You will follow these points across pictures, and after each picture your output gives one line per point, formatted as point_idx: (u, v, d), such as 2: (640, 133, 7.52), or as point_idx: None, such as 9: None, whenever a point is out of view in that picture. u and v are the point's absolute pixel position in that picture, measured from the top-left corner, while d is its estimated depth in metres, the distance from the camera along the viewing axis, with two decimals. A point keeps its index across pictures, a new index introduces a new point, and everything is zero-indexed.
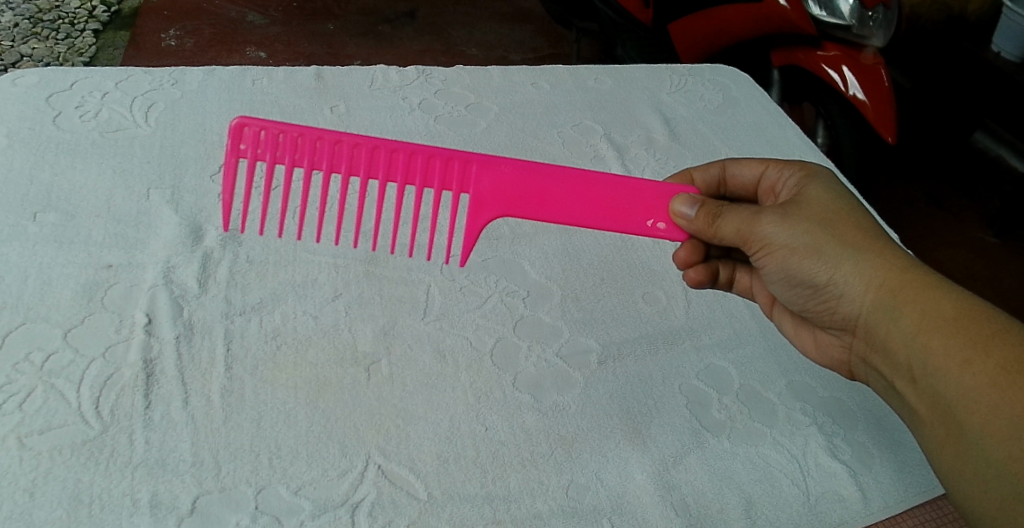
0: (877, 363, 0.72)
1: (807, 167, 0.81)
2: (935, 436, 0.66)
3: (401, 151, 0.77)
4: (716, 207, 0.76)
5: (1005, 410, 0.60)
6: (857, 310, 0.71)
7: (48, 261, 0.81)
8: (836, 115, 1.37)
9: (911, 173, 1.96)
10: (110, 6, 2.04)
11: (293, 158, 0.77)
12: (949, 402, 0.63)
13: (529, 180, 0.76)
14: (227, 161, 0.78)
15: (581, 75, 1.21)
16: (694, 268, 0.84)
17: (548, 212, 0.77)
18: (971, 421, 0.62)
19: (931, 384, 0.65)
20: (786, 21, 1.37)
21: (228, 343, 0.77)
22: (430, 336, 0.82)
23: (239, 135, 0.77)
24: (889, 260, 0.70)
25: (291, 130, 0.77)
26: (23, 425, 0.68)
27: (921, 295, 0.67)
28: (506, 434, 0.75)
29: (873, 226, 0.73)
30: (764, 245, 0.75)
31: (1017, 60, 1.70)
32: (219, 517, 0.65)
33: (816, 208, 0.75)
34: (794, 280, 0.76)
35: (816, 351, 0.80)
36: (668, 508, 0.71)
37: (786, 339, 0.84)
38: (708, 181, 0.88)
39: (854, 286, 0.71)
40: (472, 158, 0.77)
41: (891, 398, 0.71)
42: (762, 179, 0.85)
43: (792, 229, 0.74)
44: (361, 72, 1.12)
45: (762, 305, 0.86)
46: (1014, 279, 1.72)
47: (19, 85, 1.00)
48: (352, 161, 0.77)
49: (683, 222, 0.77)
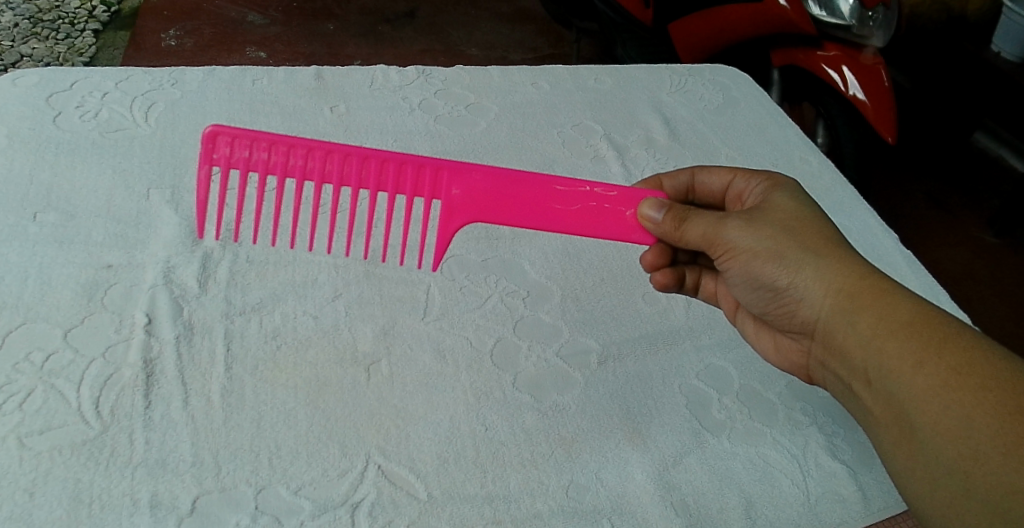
0: (834, 366, 0.72)
1: (774, 177, 0.81)
2: (890, 436, 0.65)
3: (373, 158, 0.77)
4: (683, 210, 0.76)
5: (955, 410, 0.60)
6: (816, 314, 0.72)
7: (48, 261, 0.81)
8: (835, 115, 1.37)
9: (910, 173, 1.96)
10: (111, 6, 2.04)
11: (267, 166, 0.77)
12: (902, 402, 0.63)
13: (502, 186, 0.77)
14: (200, 169, 0.78)
15: (581, 75, 1.21)
16: (660, 272, 0.85)
17: (520, 217, 0.77)
18: (923, 420, 0.62)
19: (885, 386, 0.65)
20: (785, 21, 1.37)
21: (228, 343, 0.77)
22: (430, 336, 0.82)
23: (212, 143, 0.78)
24: (848, 265, 0.70)
25: (263, 139, 0.77)
26: (23, 425, 0.68)
27: (877, 299, 0.67)
28: (506, 435, 0.75)
29: (834, 234, 0.73)
30: (728, 248, 0.76)
31: (1017, 60, 1.71)
32: (219, 517, 0.65)
33: (780, 214, 0.75)
34: (756, 283, 0.76)
35: (776, 355, 0.80)
36: (668, 508, 0.71)
37: (748, 342, 0.84)
38: (677, 188, 0.88)
39: (813, 290, 0.71)
40: (443, 165, 0.77)
41: (849, 402, 0.71)
42: (729, 187, 0.85)
43: (755, 234, 0.74)
44: (361, 72, 1.12)
45: (726, 310, 0.86)
46: (1014, 279, 1.72)
47: (19, 85, 1.00)
48: (325, 170, 0.77)
49: (651, 226, 0.77)
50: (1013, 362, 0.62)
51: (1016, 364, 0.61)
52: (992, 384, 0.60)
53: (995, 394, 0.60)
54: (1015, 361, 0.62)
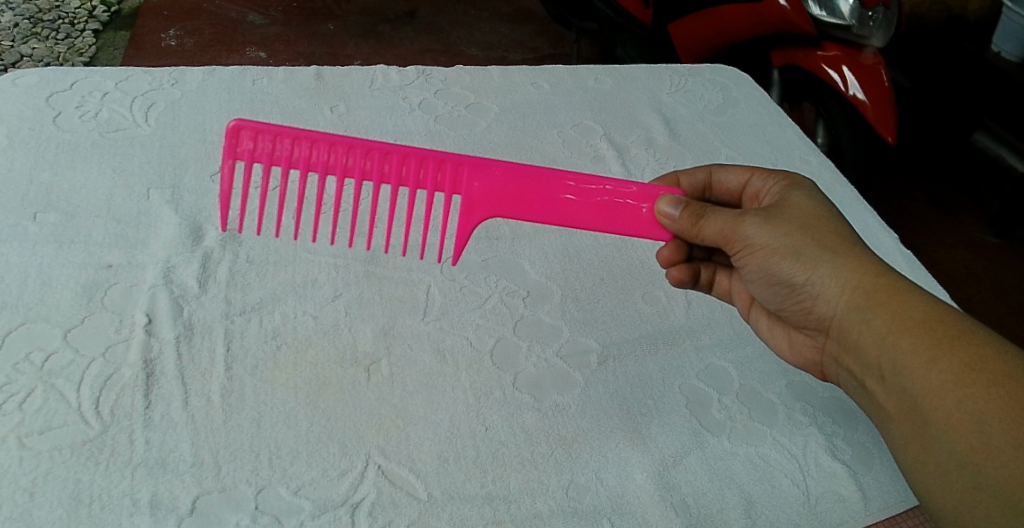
0: (848, 363, 0.72)
1: (792, 177, 0.81)
2: (902, 431, 0.66)
3: (394, 154, 0.77)
4: (700, 207, 0.76)
5: (967, 404, 0.60)
6: (831, 311, 0.72)
7: (48, 261, 0.81)
8: (836, 115, 1.37)
9: (910, 173, 1.96)
10: (110, 6, 2.04)
11: (290, 161, 0.77)
12: (915, 398, 0.63)
13: (523, 182, 0.77)
14: (224, 162, 0.78)
15: (581, 75, 1.21)
16: (676, 267, 0.85)
17: (539, 212, 0.77)
18: (935, 416, 0.62)
19: (899, 382, 0.65)
20: (786, 21, 1.37)
21: (228, 343, 0.77)
22: (430, 336, 0.81)
23: (235, 138, 0.77)
24: (864, 264, 0.70)
25: (286, 134, 0.77)
26: (23, 425, 0.68)
27: (893, 297, 0.67)
28: (506, 434, 0.75)
29: (850, 232, 0.74)
30: (744, 245, 0.76)
31: (1017, 60, 1.71)
32: (219, 517, 0.65)
33: (798, 213, 0.75)
34: (771, 279, 0.76)
35: (790, 351, 0.80)
36: (668, 508, 0.71)
37: (761, 338, 0.84)
38: (694, 186, 0.88)
39: (829, 287, 0.71)
40: (464, 160, 0.77)
41: (862, 398, 0.72)
42: (746, 187, 0.85)
43: (773, 231, 0.74)
44: (361, 72, 1.12)
45: (739, 307, 0.86)
46: (1015, 279, 1.72)
47: (19, 85, 1.00)
48: (347, 164, 0.77)
49: (668, 222, 0.77)
50: None
51: None
52: (1005, 380, 0.60)
53: (1007, 389, 0.60)
54: None
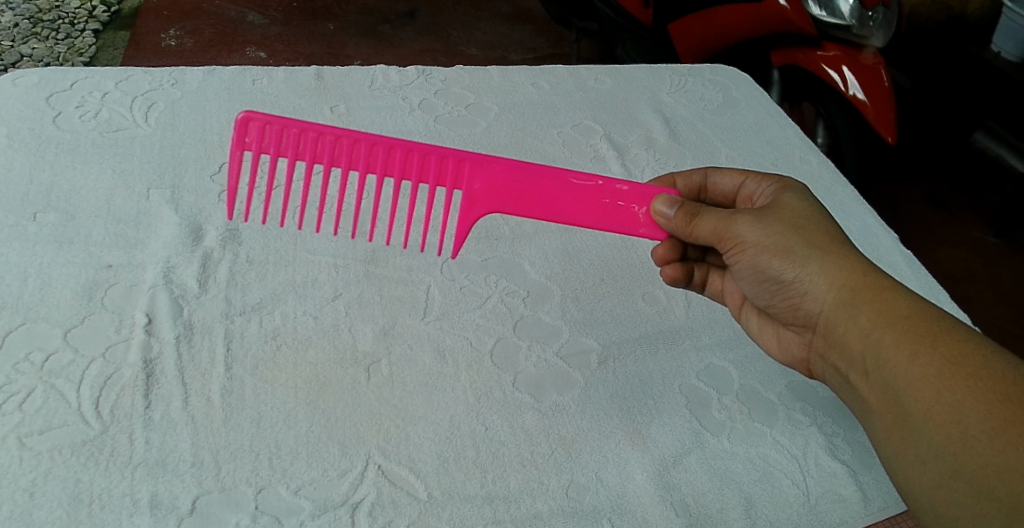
0: (834, 359, 0.72)
1: (783, 180, 0.81)
2: (883, 424, 0.66)
3: (398, 148, 0.77)
4: (694, 207, 0.76)
5: (947, 397, 0.61)
6: (818, 307, 0.72)
7: (48, 261, 0.81)
8: (835, 115, 1.37)
9: (910, 173, 1.96)
10: (111, 6, 2.04)
11: (296, 152, 0.77)
12: (897, 391, 0.64)
13: (524, 178, 0.77)
14: (232, 153, 0.78)
15: (581, 75, 1.21)
16: (670, 266, 0.85)
17: (540, 209, 0.77)
18: (915, 408, 0.62)
19: (882, 375, 0.65)
20: (785, 21, 1.37)
21: (228, 343, 0.77)
22: (430, 336, 0.81)
23: (245, 129, 0.77)
24: (851, 263, 0.70)
25: (293, 125, 0.77)
26: (23, 425, 0.68)
27: (878, 295, 0.67)
28: (506, 434, 0.75)
29: (838, 232, 0.74)
30: (736, 243, 0.76)
31: (1017, 60, 1.71)
32: (219, 517, 0.65)
33: (789, 213, 0.75)
34: (760, 277, 0.76)
35: (779, 349, 0.80)
36: (668, 508, 0.71)
37: (752, 338, 0.84)
38: (689, 187, 0.88)
39: (817, 284, 0.71)
40: (467, 156, 0.77)
41: (846, 394, 0.71)
42: (740, 189, 0.86)
43: (763, 229, 0.74)
44: (361, 72, 1.12)
45: (732, 306, 0.86)
46: (1016, 279, 1.72)
47: (18, 85, 1.00)
48: (351, 157, 0.77)
49: (663, 221, 0.77)
50: (1008, 357, 0.62)
51: (1009, 359, 0.62)
52: (983, 373, 0.61)
53: (985, 383, 0.60)
54: (1007, 354, 0.62)
